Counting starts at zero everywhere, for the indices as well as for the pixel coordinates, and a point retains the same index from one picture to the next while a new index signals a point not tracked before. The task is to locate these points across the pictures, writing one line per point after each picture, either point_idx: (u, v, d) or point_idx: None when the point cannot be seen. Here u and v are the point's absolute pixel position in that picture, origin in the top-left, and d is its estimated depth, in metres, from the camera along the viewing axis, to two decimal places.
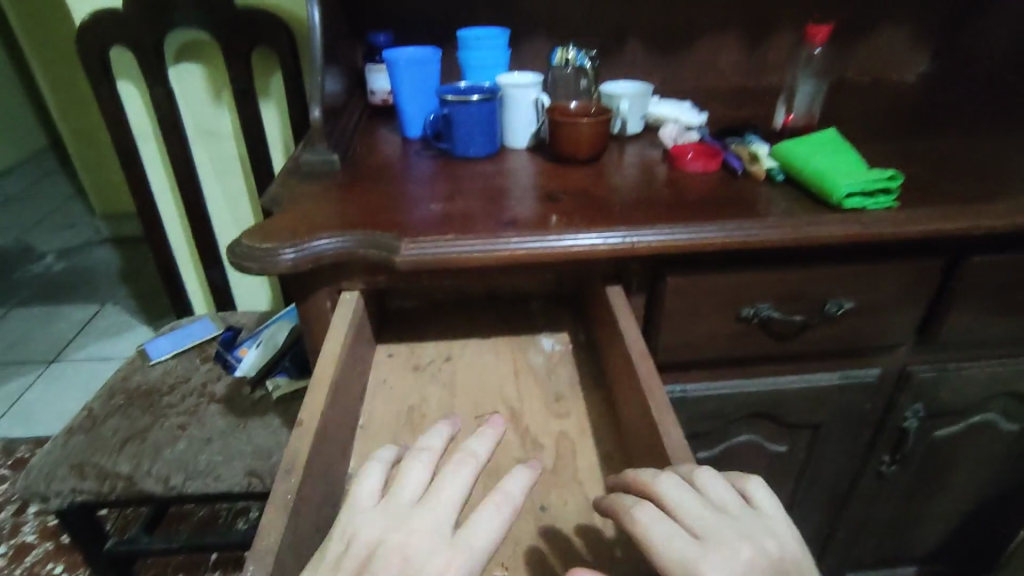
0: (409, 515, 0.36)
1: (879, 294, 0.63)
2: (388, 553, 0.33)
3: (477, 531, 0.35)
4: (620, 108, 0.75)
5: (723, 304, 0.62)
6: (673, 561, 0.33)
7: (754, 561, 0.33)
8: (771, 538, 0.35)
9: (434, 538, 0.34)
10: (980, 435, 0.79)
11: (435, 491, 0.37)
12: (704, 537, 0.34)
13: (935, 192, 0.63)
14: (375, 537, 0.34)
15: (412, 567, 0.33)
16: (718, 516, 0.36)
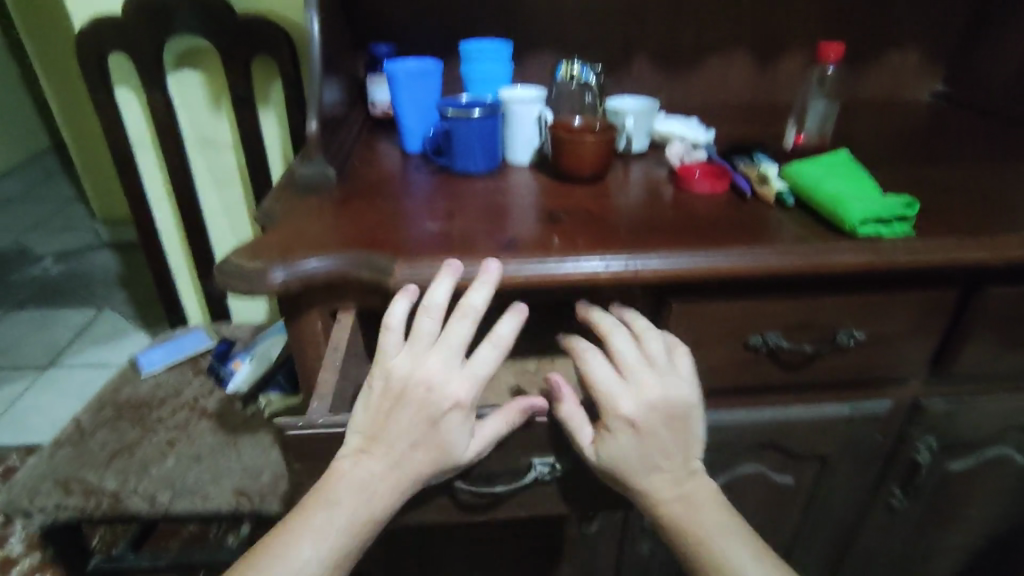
0: (431, 355, 0.49)
1: (891, 324, 0.61)
2: (415, 387, 0.48)
3: (476, 369, 0.50)
4: (625, 124, 0.73)
5: (730, 332, 0.60)
6: (602, 392, 0.51)
7: (660, 399, 0.50)
8: (676, 388, 0.51)
9: (446, 372, 0.49)
10: (994, 470, 0.76)
11: (446, 339, 0.50)
12: (628, 380, 0.51)
13: (952, 220, 0.61)
14: (407, 380, 0.49)
15: (432, 395, 0.48)
16: (644, 367, 0.52)
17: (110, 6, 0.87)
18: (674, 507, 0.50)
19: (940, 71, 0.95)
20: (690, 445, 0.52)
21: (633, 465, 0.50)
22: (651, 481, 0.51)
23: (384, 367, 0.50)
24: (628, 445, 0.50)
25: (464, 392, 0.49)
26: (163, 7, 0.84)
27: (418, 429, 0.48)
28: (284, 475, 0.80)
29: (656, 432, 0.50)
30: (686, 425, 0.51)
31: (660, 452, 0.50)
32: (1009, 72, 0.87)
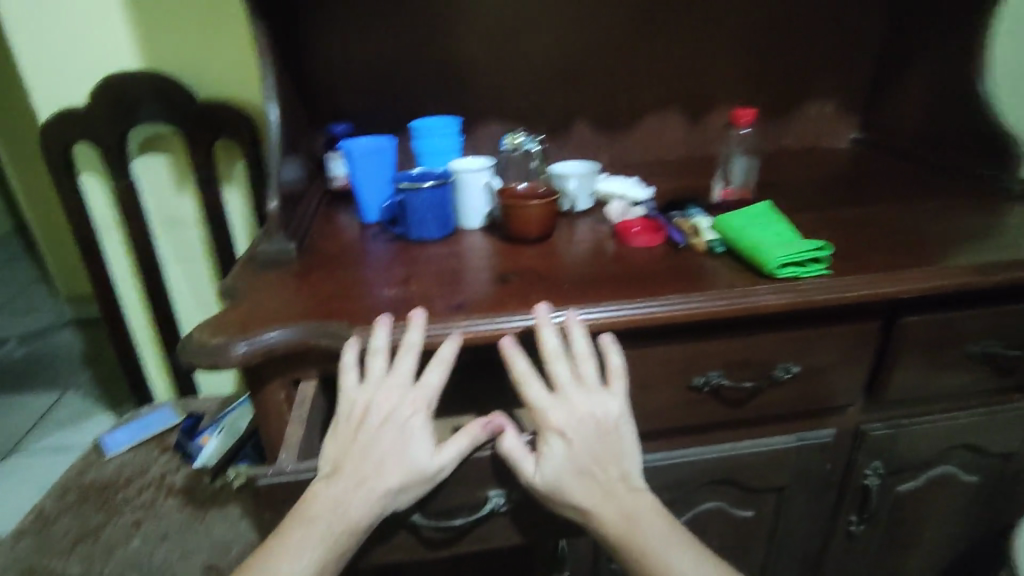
0: (383, 382, 0.54)
1: (821, 357, 0.66)
2: (375, 408, 0.53)
3: (429, 387, 0.54)
4: (568, 187, 0.79)
5: (674, 375, 0.64)
6: (538, 409, 0.56)
7: (590, 413, 0.55)
8: (603, 403, 0.56)
9: (401, 391, 0.54)
10: (941, 488, 0.79)
11: (395, 367, 0.55)
12: (561, 396, 0.56)
13: (864, 258, 0.67)
14: (369, 403, 0.53)
15: (391, 412, 0.53)
16: (575, 385, 0.56)
17: (76, 100, 0.91)
18: (613, 519, 0.52)
19: (854, 121, 1.05)
20: (623, 459, 0.55)
21: (572, 479, 0.53)
22: (590, 495, 0.53)
23: (344, 399, 0.54)
24: (563, 456, 0.54)
25: (421, 405, 0.54)
26: (127, 99, 0.89)
27: (381, 446, 0.52)
28: (254, 546, 0.79)
29: (588, 445, 0.54)
30: (616, 439, 0.56)
31: (594, 465, 0.54)
32: (912, 119, 0.96)
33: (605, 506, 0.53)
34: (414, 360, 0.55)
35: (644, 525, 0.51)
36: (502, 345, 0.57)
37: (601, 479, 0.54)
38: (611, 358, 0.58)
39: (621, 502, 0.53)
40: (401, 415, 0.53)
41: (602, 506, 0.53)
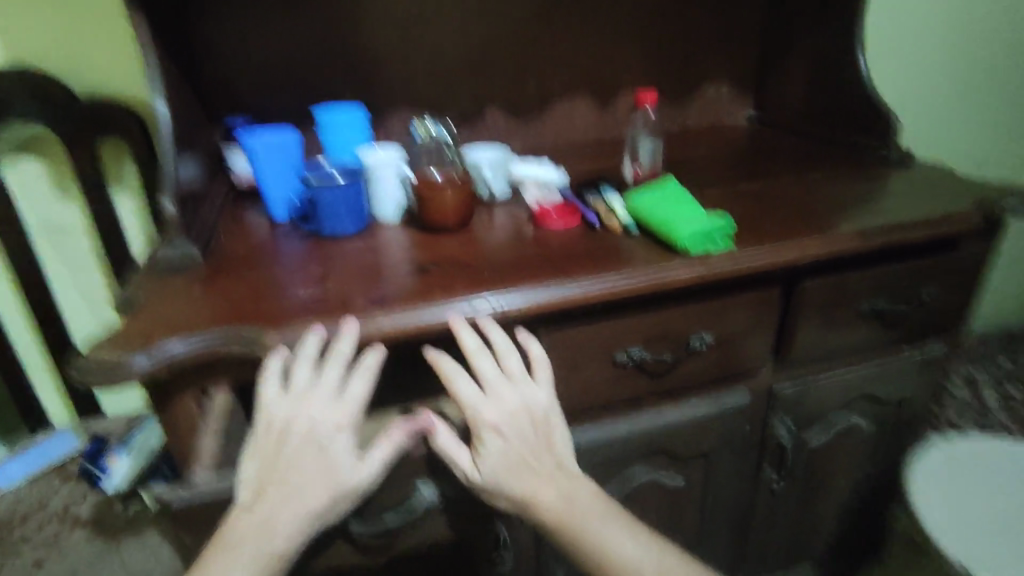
0: (304, 399, 0.52)
1: (731, 324, 0.70)
2: (295, 426, 0.52)
3: (355, 400, 0.54)
4: (482, 174, 0.79)
5: (599, 353, 0.66)
6: (468, 408, 0.56)
7: (518, 407, 0.56)
8: (531, 395, 0.57)
9: (321, 406, 0.53)
10: (846, 437, 0.86)
11: (317, 381, 0.53)
12: (489, 392, 0.56)
13: (765, 228, 0.71)
14: (287, 421, 0.52)
15: (312, 428, 0.52)
16: (502, 378, 0.57)
17: None
18: (551, 507, 0.53)
19: (750, 100, 1.11)
20: (556, 447, 0.56)
21: (507, 471, 0.55)
22: (528, 486, 0.54)
23: (263, 416, 0.53)
24: (497, 451, 0.55)
25: (344, 418, 0.53)
26: None
27: (304, 465, 0.51)
28: None
29: (521, 436, 0.56)
30: (547, 429, 0.57)
31: (528, 457, 0.55)
32: (801, 96, 1.03)
33: (538, 494, 0.54)
34: (340, 373, 0.53)
35: (577, 510, 0.53)
36: (427, 352, 0.57)
37: (536, 470, 0.55)
38: (535, 351, 0.59)
39: (556, 491, 0.54)
40: (323, 431, 0.52)
41: (539, 497, 0.54)
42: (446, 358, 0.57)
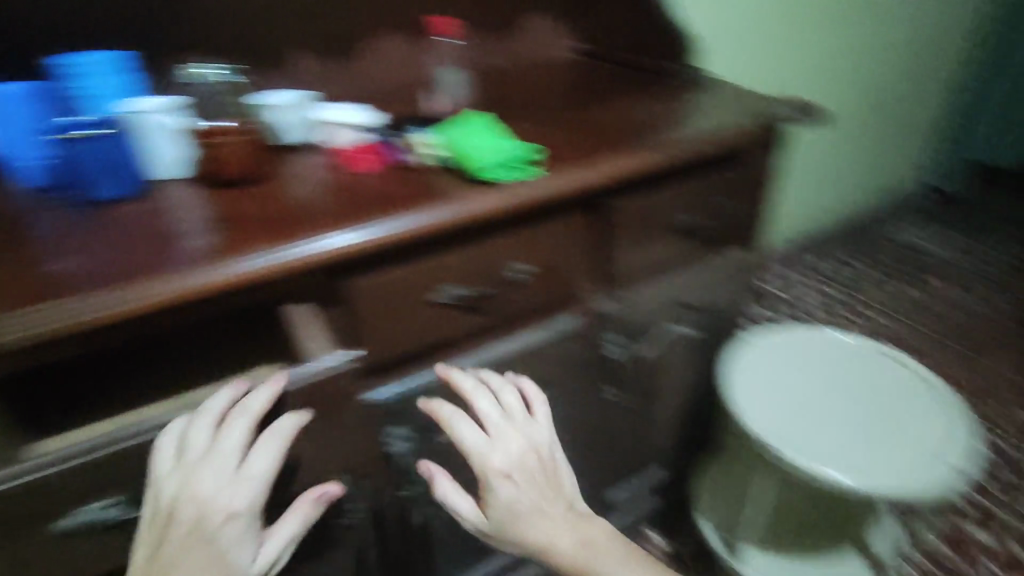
0: (196, 472, 0.48)
1: (546, 252, 0.72)
2: (189, 506, 0.48)
3: (263, 473, 0.50)
4: (273, 118, 0.72)
5: (414, 296, 0.65)
6: (471, 451, 0.61)
7: (521, 448, 0.62)
8: (532, 437, 0.64)
9: (221, 484, 0.49)
10: (673, 347, 0.91)
11: (218, 445, 0.49)
12: (494, 435, 0.63)
13: (568, 151, 0.72)
14: (180, 504, 0.48)
15: (209, 507, 0.48)
16: (512, 425, 0.64)
17: None
18: (572, 551, 0.58)
19: None
20: (563, 488, 0.63)
21: (523, 514, 0.59)
22: (544, 528, 0.59)
23: (155, 497, 0.48)
24: (511, 493, 0.60)
25: (238, 499, 0.49)
26: None
27: (214, 555, 0.48)
28: None
29: (526, 476, 0.61)
30: (548, 467, 0.63)
31: (541, 500, 0.60)
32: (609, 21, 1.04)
33: (548, 527, 0.59)
34: (243, 434, 0.50)
35: (582, 542, 0.59)
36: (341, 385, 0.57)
37: (549, 508, 0.60)
38: (534, 396, 0.67)
39: (566, 527, 0.60)
40: (215, 512, 0.48)
41: (553, 538, 0.59)
42: (443, 404, 0.64)
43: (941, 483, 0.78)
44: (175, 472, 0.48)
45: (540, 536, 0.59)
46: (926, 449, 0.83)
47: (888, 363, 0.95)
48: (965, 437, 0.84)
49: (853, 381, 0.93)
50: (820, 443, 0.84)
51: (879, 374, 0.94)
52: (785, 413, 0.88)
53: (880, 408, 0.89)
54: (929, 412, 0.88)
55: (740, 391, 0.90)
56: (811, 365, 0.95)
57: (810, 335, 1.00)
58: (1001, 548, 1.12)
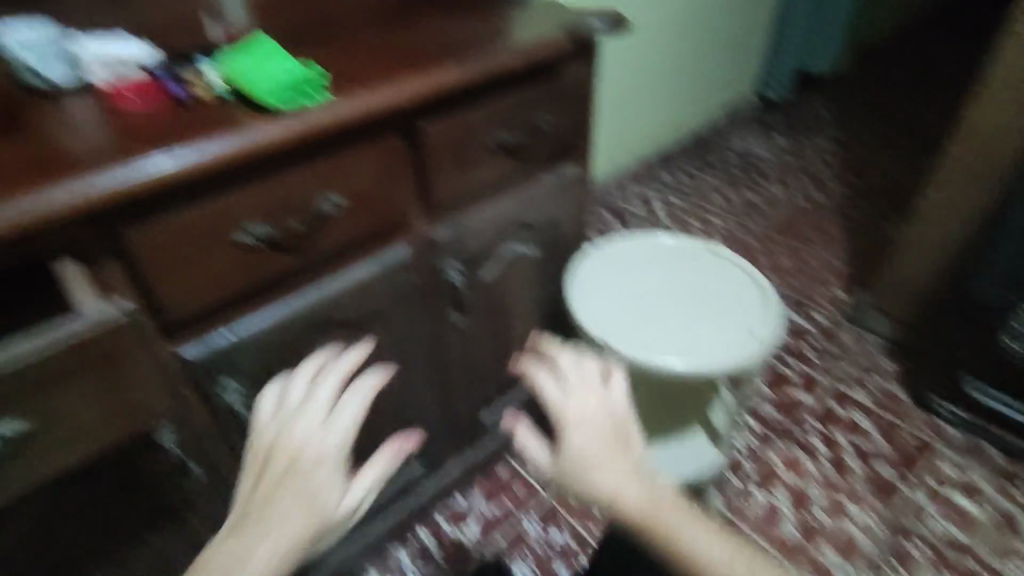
0: (292, 419, 0.45)
1: (353, 184, 0.70)
2: (283, 446, 0.43)
3: (349, 427, 0.45)
4: (25, 61, 0.64)
5: (213, 237, 0.62)
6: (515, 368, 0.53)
7: (584, 397, 0.48)
8: (597, 380, 0.49)
9: (324, 425, 0.45)
10: (517, 266, 0.94)
11: (314, 399, 0.46)
12: (555, 372, 0.50)
13: (367, 74, 0.69)
14: (280, 434, 0.44)
15: (313, 451, 0.43)
16: (576, 366, 0.50)
17: None
18: (638, 506, 0.43)
19: None
20: (632, 447, 0.46)
21: (592, 458, 0.45)
22: (621, 483, 0.43)
23: (252, 450, 0.44)
24: (548, 402, 0.49)
25: (331, 436, 0.44)
26: None
27: (296, 493, 0.41)
28: None
29: (588, 412, 0.47)
30: (613, 420, 0.47)
31: (608, 446, 0.45)
32: None
33: (627, 488, 0.43)
34: (333, 391, 0.47)
35: (666, 499, 0.43)
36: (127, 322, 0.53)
37: (620, 466, 0.44)
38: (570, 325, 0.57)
39: (631, 484, 0.44)
40: (312, 445, 0.43)
41: (604, 490, 0.44)
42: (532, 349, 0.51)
43: (749, 354, 0.89)
44: (264, 418, 0.46)
45: (585, 479, 0.44)
46: (737, 326, 0.93)
47: (708, 257, 1.04)
48: (768, 313, 0.95)
49: (678, 276, 1.00)
50: (651, 334, 0.91)
51: (701, 267, 1.02)
52: (620, 311, 0.94)
53: (702, 296, 0.97)
54: (753, 305, 0.96)
55: (579, 299, 0.96)
56: (642, 267, 1.02)
57: (642, 241, 1.06)
58: (820, 407, 1.31)
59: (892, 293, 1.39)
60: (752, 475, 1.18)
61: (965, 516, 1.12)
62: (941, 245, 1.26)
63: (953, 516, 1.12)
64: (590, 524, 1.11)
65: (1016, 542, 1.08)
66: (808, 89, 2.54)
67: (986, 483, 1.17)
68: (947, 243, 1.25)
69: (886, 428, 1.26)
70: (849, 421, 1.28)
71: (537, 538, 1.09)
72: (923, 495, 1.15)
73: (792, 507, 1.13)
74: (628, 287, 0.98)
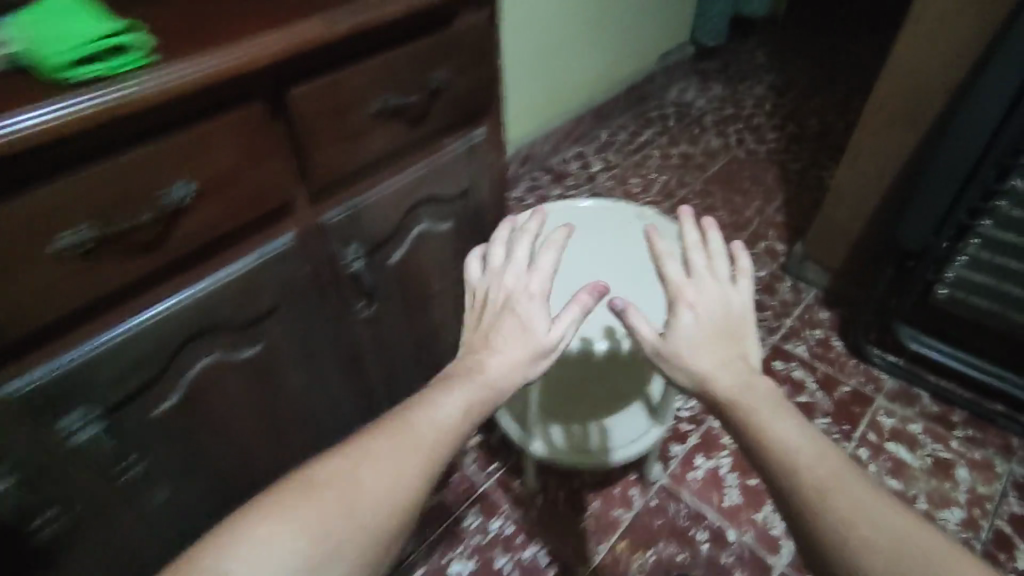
0: (501, 273, 0.65)
1: (206, 168, 0.56)
2: (494, 298, 0.63)
3: (542, 281, 0.63)
4: None
5: (18, 245, 0.48)
6: (673, 283, 0.65)
7: (709, 303, 0.64)
8: (727, 298, 0.65)
9: (517, 284, 0.63)
10: (425, 244, 0.85)
11: (539, 262, 0.64)
12: (694, 280, 0.66)
13: (214, 34, 0.56)
14: (492, 292, 0.64)
15: (507, 310, 0.61)
16: (710, 273, 0.66)
17: None
18: (729, 388, 0.58)
19: None
20: (743, 343, 0.62)
21: (690, 352, 0.61)
22: (722, 372, 0.59)
23: (473, 289, 0.66)
24: (688, 325, 0.63)
25: (534, 286, 0.63)
26: None
27: (520, 329, 0.60)
28: None
29: (709, 317, 0.63)
30: (732, 326, 0.63)
31: (714, 345, 0.61)
32: None
33: (720, 365, 0.60)
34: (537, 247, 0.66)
35: (756, 382, 0.58)
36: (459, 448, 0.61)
37: (732, 367, 0.59)
38: (741, 257, 0.68)
39: (726, 376, 0.59)
40: (519, 294, 0.62)
41: (713, 377, 0.59)
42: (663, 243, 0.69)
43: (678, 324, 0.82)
44: (498, 272, 0.65)
45: (697, 370, 0.60)
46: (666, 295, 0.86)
47: (637, 222, 0.97)
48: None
49: (602, 245, 0.93)
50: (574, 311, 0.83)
51: (625, 233, 0.95)
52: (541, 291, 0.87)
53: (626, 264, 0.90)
54: None
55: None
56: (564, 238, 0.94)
57: (562, 211, 0.99)
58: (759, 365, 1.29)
59: (827, 244, 1.37)
60: (694, 441, 1.15)
61: (902, 465, 1.10)
62: (873, 191, 1.23)
63: (889, 465, 1.10)
64: (531, 510, 1.06)
65: (949, 486, 1.07)
66: (737, 39, 2.50)
67: (921, 429, 1.16)
68: (878, 188, 1.22)
69: (826, 381, 1.25)
70: (790, 377, 1.26)
71: (474, 531, 1.04)
72: (861, 448, 1.13)
73: (733, 470, 1.10)
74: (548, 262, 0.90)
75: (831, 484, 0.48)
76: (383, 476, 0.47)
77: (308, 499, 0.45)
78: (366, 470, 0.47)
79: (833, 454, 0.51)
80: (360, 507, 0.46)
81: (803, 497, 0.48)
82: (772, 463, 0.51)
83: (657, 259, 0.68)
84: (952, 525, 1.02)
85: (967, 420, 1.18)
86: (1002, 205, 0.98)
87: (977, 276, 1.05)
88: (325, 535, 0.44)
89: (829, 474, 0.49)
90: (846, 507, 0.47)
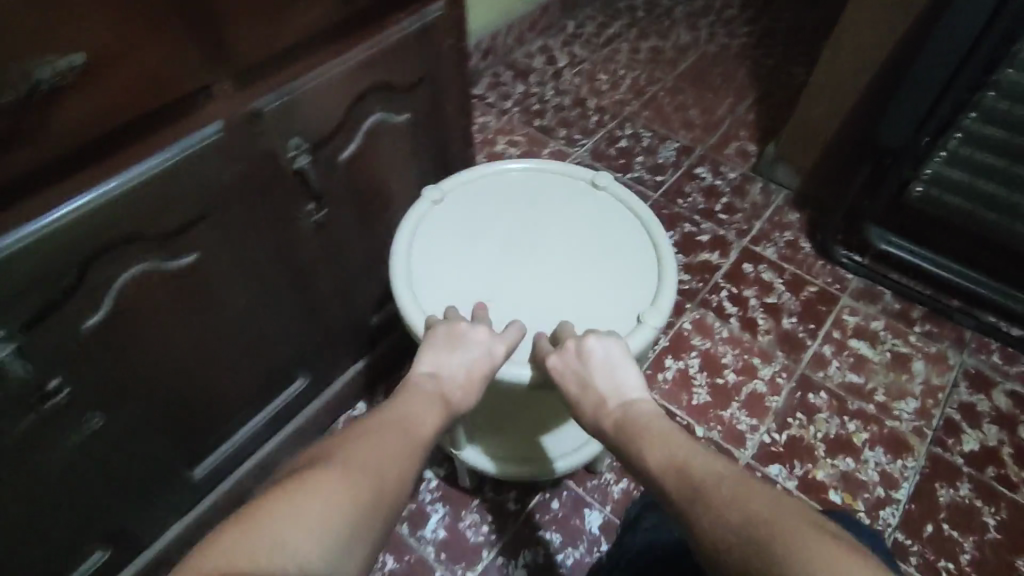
0: (459, 340, 0.68)
1: (89, 38, 0.46)
2: (443, 366, 0.68)
3: (499, 353, 0.68)
4: None
5: None
6: (553, 366, 0.67)
7: (590, 361, 0.66)
8: (607, 352, 0.68)
9: (472, 356, 0.67)
10: (377, 139, 0.78)
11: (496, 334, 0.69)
12: (574, 351, 0.67)
13: None
14: (455, 355, 0.67)
15: (457, 377, 0.68)
16: (582, 341, 0.68)
17: None
18: (613, 421, 0.65)
19: None
20: (623, 381, 0.67)
21: (582, 405, 0.67)
22: (609, 408, 0.66)
23: (426, 345, 0.69)
24: (573, 390, 0.67)
25: (497, 350, 0.68)
26: None
27: (478, 387, 0.68)
28: None
29: (597, 372, 0.66)
30: (613, 371, 0.67)
31: (599, 393, 0.67)
32: None
33: (598, 415, 0.66)
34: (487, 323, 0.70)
35: (640, 409, 0.65)
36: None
37: (611, 406, 0.66)
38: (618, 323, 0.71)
39: (610, 409, 0.66)
40: (478, 359, 0.67)
41: (598, 420, 0.66)
42: (544, 339, 0.70)
43: (629, 328, 0.72)
44: (455, 328, 0.69)
45: (591, 417, 0.67)
46: (617, 287, 0.76)
47: (586, 196, 0.86)
48: (652, 263, 0.78)
49: (541, 225, 0.82)
50: (504, 313, 0.75)
51: (568, 208, 0.84)
52: (472, 279, 0.77)
53: (567, 251, 0.79)
54: (634, 249, 0.80)
55: (410, 277, 0.76)
56: (497, 217, 0.83)
57: (496, 182, 0.87)
58: (730, 266, 1.28)
59: (799, 144, 1.32)
60: (665, 343, 1.15)
61: (863, 360, 1.13)
62: (850, 85, 1.17)
63: (851, 360, 1.13)
64: None
65: (906, 379, 1.11)
66: None
67: (883, 325, 1.18)
68: (858, 80, 1.16)
69: (793, 281, 1.25)
70: (757, 279, 1.25)
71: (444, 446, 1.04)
72: (825, 346, 1.15)
73: (702, 370, 1.11)
74: (473, 249, 0.79)
75: (709, 484, 0.53)
76: (394, 463, 0.56)
77: (344, 470, 0.53)
78: (381, 453, 0.56)
79: (707, 454, 0.56)
80: (386, 472, 0.55)
81: (685, 500, 0.53)
82: (662, 479, 0.56)
83: (556, 337, 0.70)
84: (906, 414, 1.06)
85: (926, 315, 1.20)
86: (989, 96, 0.95)
87: (955, 172, 1.05)
88: (372, 484, 0.53)
89: (711, 471, 0.54)
90: (712, 496, 0.51)
